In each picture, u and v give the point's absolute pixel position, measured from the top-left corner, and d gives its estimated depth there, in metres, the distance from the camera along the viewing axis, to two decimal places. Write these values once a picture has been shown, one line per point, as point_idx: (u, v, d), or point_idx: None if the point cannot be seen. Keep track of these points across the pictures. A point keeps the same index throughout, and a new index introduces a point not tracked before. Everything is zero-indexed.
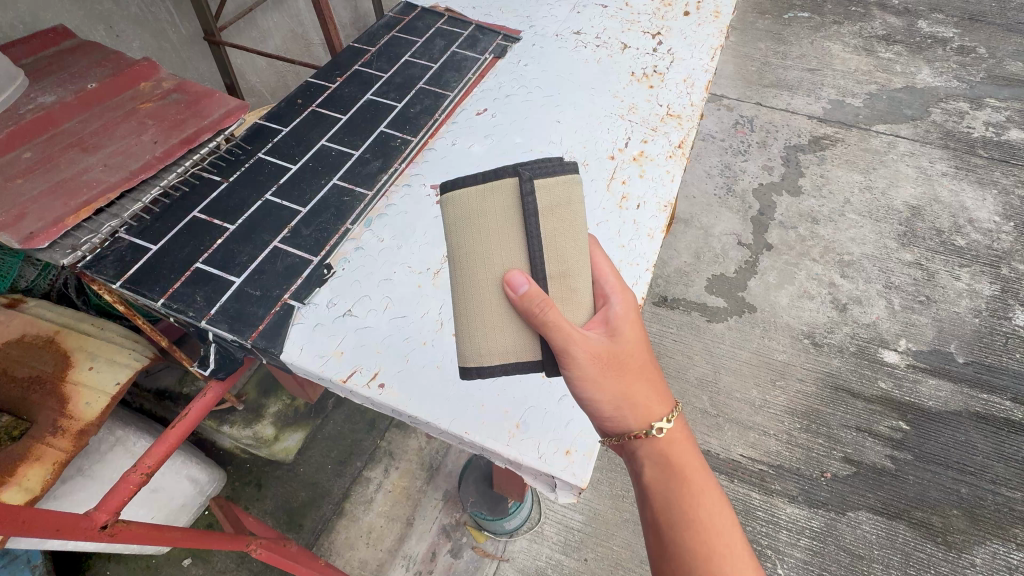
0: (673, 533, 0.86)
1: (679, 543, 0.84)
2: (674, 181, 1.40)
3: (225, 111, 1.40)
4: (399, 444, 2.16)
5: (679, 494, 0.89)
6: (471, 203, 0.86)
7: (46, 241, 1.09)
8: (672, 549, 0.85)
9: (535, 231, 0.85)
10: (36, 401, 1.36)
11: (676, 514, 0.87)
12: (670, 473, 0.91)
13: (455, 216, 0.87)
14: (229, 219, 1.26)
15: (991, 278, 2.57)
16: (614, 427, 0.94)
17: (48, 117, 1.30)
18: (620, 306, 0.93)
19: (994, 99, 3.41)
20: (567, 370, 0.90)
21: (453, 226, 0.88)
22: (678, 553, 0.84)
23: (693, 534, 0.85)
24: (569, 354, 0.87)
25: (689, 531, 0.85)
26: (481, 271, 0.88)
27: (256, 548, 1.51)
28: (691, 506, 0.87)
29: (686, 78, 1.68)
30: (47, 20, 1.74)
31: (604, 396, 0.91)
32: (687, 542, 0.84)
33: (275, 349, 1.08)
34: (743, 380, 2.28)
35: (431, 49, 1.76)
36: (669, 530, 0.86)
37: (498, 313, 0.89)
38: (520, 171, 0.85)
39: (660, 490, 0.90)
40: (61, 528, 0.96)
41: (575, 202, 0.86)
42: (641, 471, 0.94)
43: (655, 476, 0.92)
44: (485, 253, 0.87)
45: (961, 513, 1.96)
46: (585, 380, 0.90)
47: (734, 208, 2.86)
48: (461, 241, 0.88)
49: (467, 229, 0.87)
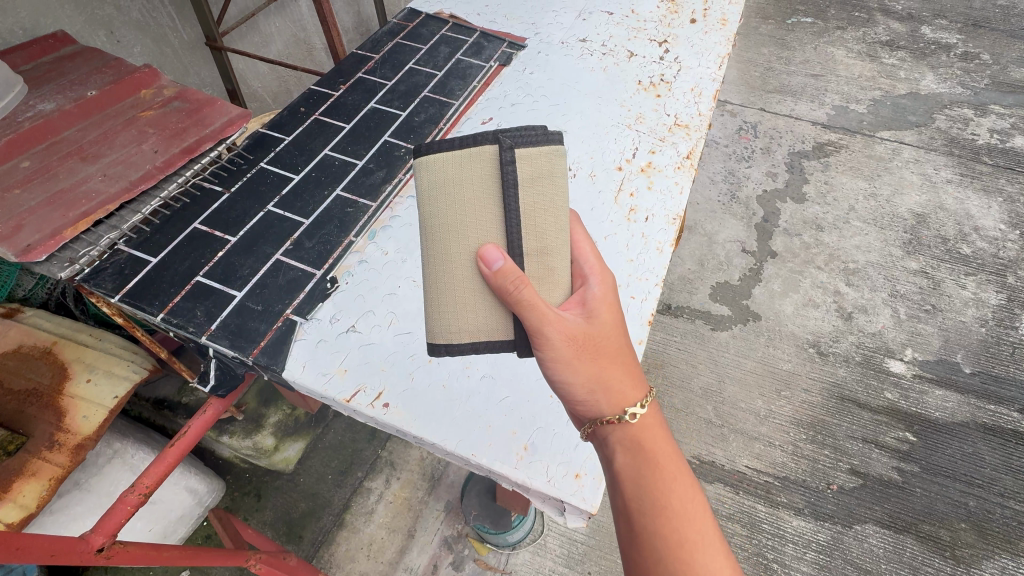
0: (645, 522, 0.79)
1: (653, 533, 0.78)
2: (683, 193, 1.38)
3: (227, 120, 1.37)
4: (400, 454, 2.14)
5: (652, 482, 0.82)
6: (448, 171, 0.81)
7: (44, 254, 1.06)
8: (645, 541, 0.78)
9: (513, 205, 0.81)
10: (33, 414, 1.34)
11: (648, 502, 0.80)
12: (642, 460, 0.84)
13: (428, 184, 0.82)
14: (231, 231, 1.24)
15: (997, 287, 2.55)
16: (587, 411, 0.88)
17: (48, 125, 1.28)
18: (598, 288, 0.90)
19: (998, 106, 3.39)
20: (540, 351, 0.86)
21: (427, 194, 0.83)
22: (650, 544, 0.77)
23: (667, 523, 0.78)
24: (543, 334, 0.84)
25: (663, 521, 0.79)
26: (455, 244, 0.84)
27: (255, 562, 1.48)
28: (664, 494, 0.80)
29: (694, 87, 1.66)
30: (47, 25, 1.71)
31: (578, 380, 0.86)
32: (659, 532, 0.78)
33: (278, 367, 1.06)
34: (747, 390, 2.25)
35: (435, 56, 1.74)
36: (641, 520, 0.79)
37: (469, 290, 0.86)
38: (500, 139, 0.80)
39: (631, 479, 0.83)
40: (57, 553, 0.94)
41: (558, 175, 0.83)
42: (612, 459, 0.86)
43: (626, 462, 0.84)
44: (459, 225, 0.83)
45: (970, 526, 1.93)
46: (559, 362, 0.86)
47: (737, 215, 2.84)
48: (435, 211, 0.83)
49: (442, 199, 0.82)
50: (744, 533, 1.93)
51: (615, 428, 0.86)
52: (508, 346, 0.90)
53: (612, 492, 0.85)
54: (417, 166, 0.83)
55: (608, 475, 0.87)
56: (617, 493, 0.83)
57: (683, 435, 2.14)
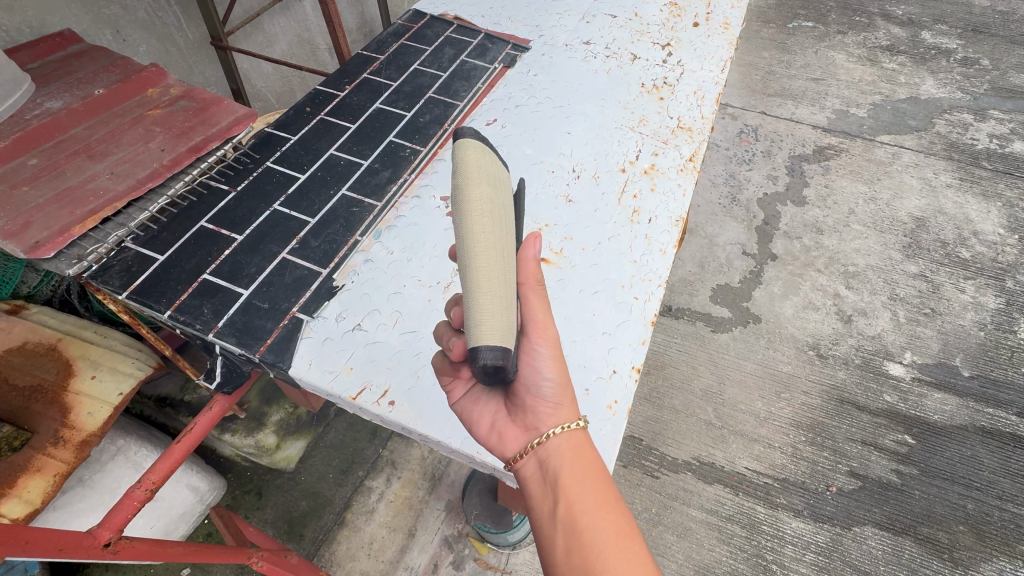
0: (586, 521, 0.74)
1: (595, 530, 0.73)
2: (686, 195, 1.39)
3: (234, 119, 1.38)
4: (402, 453, 2.15)
5: (593, 481, 0.77)
6: (493, 159, 0.70)
7: (53, 250, 1.07)
8: (588, 540, 0.73)
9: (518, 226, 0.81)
10: (37, 410, 1.34)
11: (591, 500, 0.76)
12: (584, 463, 0.78)
13: (488, 165, 0.67)
14: (237, 229, 1.25)
15: (996, 291, 2.56)
16: (547, 418, 0.80)
17: (54, 123, 1.29)
18: None
19: (998, 111, 3.41)
20: (542, 346, 0.78)
21: (489, 173, 0.66)
22: (591, 544, 0.72)
23: (608, 517, 0.75)
24: (547, 325, 0.78)
25: (605, 515, 0.75)
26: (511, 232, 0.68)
27: (256, 560, 1.48)
28: (603, 490, 0.77)
29: (697, 90, 1.67)
30: (53, 24, 1.72)
31: (558, 379, 0.79)
32: (601, 529, 0.74)
33: (283, 364, 1.07)
34: (747, 392, 2.26)
35: (440, 58, 1.75)
36: (581, 519, 0.74)
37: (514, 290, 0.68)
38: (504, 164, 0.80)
39: (574, 481, 0.77)
40: (64, 547, 0.95)
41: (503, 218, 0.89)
42: (556, 467, 0.78)
43: (568, 467, 0.78)
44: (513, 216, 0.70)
45: (968, 529, 1.94)
46: (553, 355, 0.78)
47: (739, 218, 2.86)
48: (500, 192, 0.67)
49: (501, 186, 0.68)
50: (743, 534, 1.94)
51: (560, 438, 0.79)
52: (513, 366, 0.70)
53: (552, 499, 0.77)
54: (468, 141, 0.67)
55: (546, 485, 0.78)
56: (558, 498, 0.76)
57: (682, 435, 2.15)
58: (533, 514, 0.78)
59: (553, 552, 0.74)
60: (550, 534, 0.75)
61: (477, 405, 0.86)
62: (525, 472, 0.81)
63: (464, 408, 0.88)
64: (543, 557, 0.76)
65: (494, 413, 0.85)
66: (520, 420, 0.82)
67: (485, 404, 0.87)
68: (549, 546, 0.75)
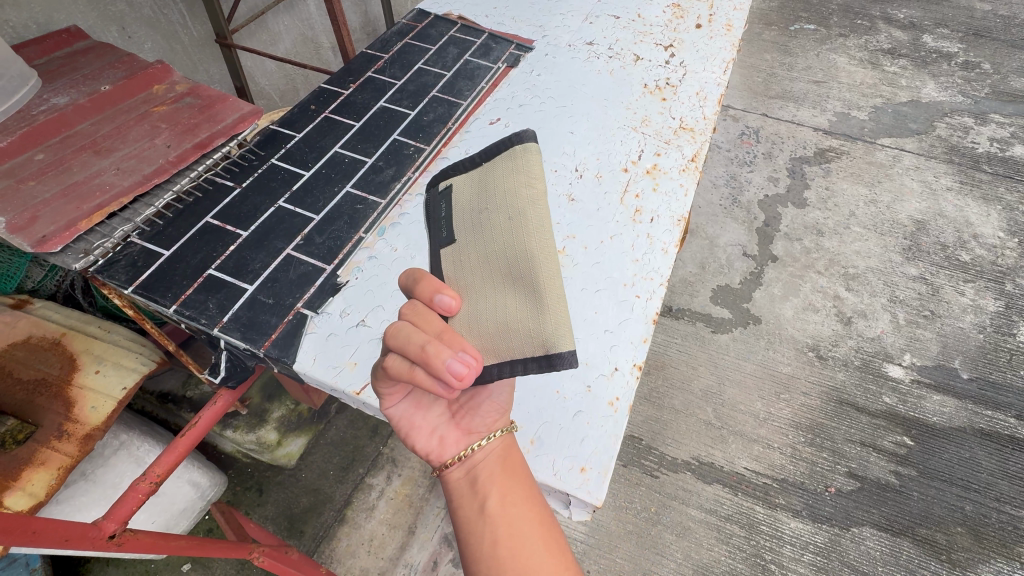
0: (513, 513, 0.82)
1: (520, 521, 0.81)
2: (688, 195, 1.40)
3: (239, 116, 1.39)
4: (402, 451, 2.15)
5: (518, 478, 0.86)
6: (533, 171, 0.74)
7: (60, 245, 1.08)
8: (515, 530, 0.80)
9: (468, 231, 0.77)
10: (42, 404, 1.35)
11: (518, 494, 0.84)
12: (510, 462, 0.87)
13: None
14: (243, 225, 1.26)
15: (996, 294, 2.57)
16: (488, 422, 0.88)
17: (61, 119, 1.30)
18: None
19: (999, 115, 3.42)
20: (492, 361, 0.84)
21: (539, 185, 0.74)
22: (517, 533, 0.80)
23: (532, 510, 0.83)
24: None
25: (528, 509, 0.83)
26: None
27: (257, 555, 1.50)
28: (526, 485, 0.86)
29: (699, 91, 1.68)
30: (60, 21, 1.73)
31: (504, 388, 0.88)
32: (525, 520, 0.82)
33: (288, 359, 1.08)
34: (747, 393, 2.27)
35: (444, 57, 1.76)
36: (509, 513, 0.82)
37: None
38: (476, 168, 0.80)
39: (503, 478, 0.85)
40: (70, 538, 0.96)
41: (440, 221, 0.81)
42: (487, 467, 0.85)
43: (498, 466, 0.85)
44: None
45: (966, 530, 1.95)
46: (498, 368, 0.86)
47: (739, 219, 2.87)
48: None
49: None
50: (742, 534, 1.94)
51: (494, 442, 0.86)
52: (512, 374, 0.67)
53: (481, 497, 0.83)
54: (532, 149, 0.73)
55: (475, 485, 0.83)
56: (487, 495, 0.82)
57: (682, 435, 2.16)
58: (458, 514, 0.83)
59: (479, 547, 0.80)
60: (477, 530, 0.81)
61: (420, 411, 0.85)
62: (454, 476, 0.85)
63: (401, 414, 0.85)
64: (468, 554, 0.80)
65: (435, 418, 0.86)
66: (462, 424, 0.87)
67: (426, 409, 0.86)
68: (475, 542, 0.80)
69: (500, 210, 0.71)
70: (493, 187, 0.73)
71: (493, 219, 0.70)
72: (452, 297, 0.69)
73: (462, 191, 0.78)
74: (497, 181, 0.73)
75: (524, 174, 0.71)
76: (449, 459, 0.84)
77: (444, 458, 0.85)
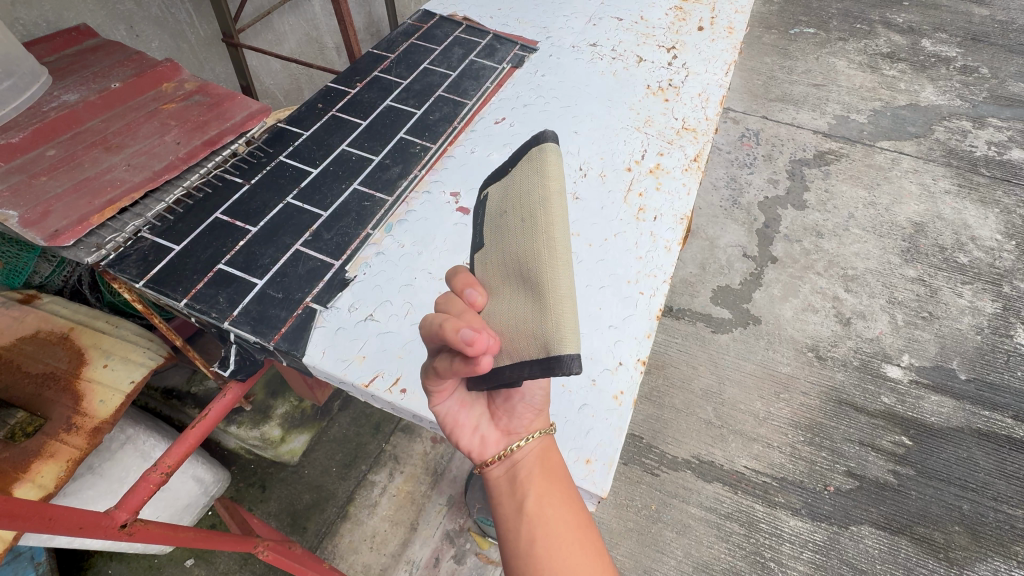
0: (550, 514, 0.83)
1: (557, 524, 0.82)
2: (691, 194, 1.42)
3: (248, 114, 1.41)
4: (405, 448, 2.17)
5: (558, 478, 0.87)
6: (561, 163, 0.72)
7: (72, 239, 1.10)
8: (553, 530, 0.82)
9: None
10: (50, 397, 1.36)
11: (556, 496, 0.85)
12: (549, 462, 0.88)
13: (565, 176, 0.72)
14: (251, 221, 1.27)
15: (994, 295, 2.59)
16: (529, 422, 0.88)
17: (72, 115, 1.31)
18: None
19: (996, 119, 3.45)
20: None
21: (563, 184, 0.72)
22: (554, 535, 0.81)
23: (571, 512, 0.84)
24: None
25: (566, 511, 0.84)
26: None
27: (263, 549, 1.49)
28: (565, 487, 0.87)
29: (701, 92, 1.70)
30: (69, 19, 1.74)
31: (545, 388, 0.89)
32: (564, 521, 0.83)
33: (298, 352, 1.10)
34: (747, 392, 2.28)
35: (449, 57, 1.78)
36: (546, 513, 0.83)
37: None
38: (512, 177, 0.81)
39: (541, 477, 0.86)
40: (85, 526, 0.97)
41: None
42: (525, 465, 0.87)
43: (537, 467, 0.87)
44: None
45: (964, 530, 1.97)
46: None
47: (739, 220, 2.89)
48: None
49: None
50: (742, 532, 1.96)
51: (532, 443, 0.88)
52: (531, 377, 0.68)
53: (519, 495, 0.85)
54: (549, 148, 0.71)
55: (513, 484, 0.86)
56: (525, 494, 0.85)
57: (683, 434, 2.18)
58: (498, 511, 0.86)
59: (516, 544, 0.82)
60: (514, 527, 0.83)
61: (464, 410, 0.87)
62: (495, 473, 0.88)
63: (447, 411, 0.87)
64: (506, 550, 0.82)
65: (477, 416, 0.88)
66: (501, 425, 0.89)
67: (469, 408, 0.88)
68: (512, 539, 0.83)
69: (513, 213, 0.71)
70: (512, 190, 0.73)
71: (508, 224, 0.71)
72: (479, 292, 0.72)
73: (490, 196, 0.79)
74: (516, 186, 0.73)
75: (539, 175, 0.69)
76: (489, 458, 0.87)
77: (485, 456, 0.87)
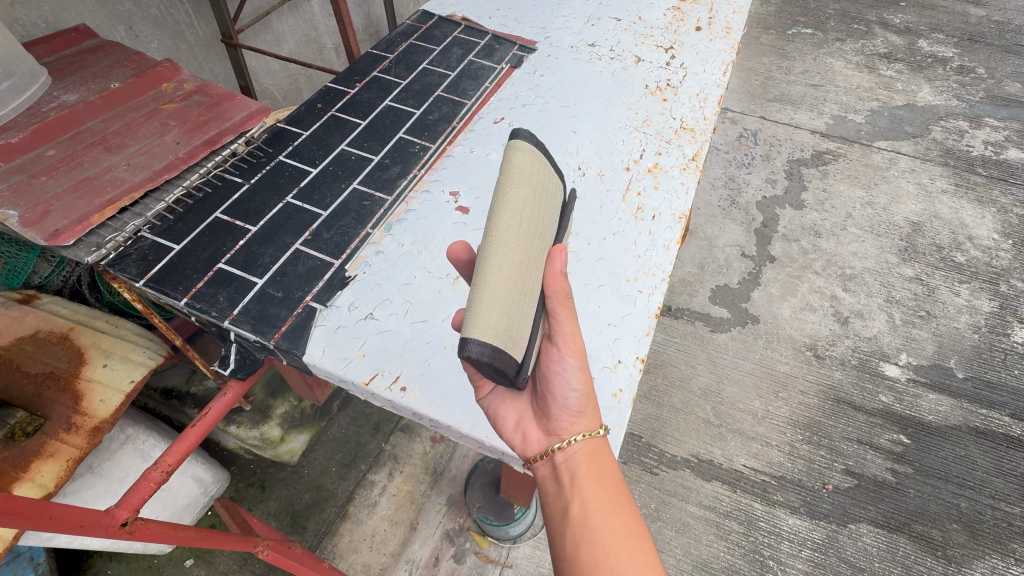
0: (597, 520, 0.83)
1: (605, 531, 0.82)
2: (688, 194, 1.43)
3: (248, 114, 1.42)
4: (404, 448, 2.17)
5: (608, 484, 0.87)
6: (530, 161, 0.75)
7: (72, 238, 1.10)
8: (600, 534, 0.82)
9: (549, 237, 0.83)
10: (50, 397, 1.36)
11: (604, 503, 0.85)
12: (600, 465, 0.88)
13: (534, 172, 0.75)
14: (251, 221, 1.28)
15: (990, 294, 2.61)
16: (573, 425, 0.89)
17: (72, 115, 1.31)
18: None
19: (993, 118, 3.46)
20: (571, 359, 0.86)
21: (536, 182, 0.75)
22: (602, 540, 0.82)
23: (619, 520, 0.84)
24: (575, 340, 0.85)
25: (615, 519, 0.84)
26: (537, 240, 0.75)
27: (262, 548, 1.49)
28: (616, 492, 0.87)
29: (699, 92, 1.71)
30: (68, 19, 1.75)
31: (589, 390, 0.88)
32: (612, 527, 0.83)
33: (298, 351, 1.10)
34: (745, 391, 2.29)
35: (448, 57, 1.78)
36: (593, 519, 0.84)
37: (524, 294, 0.72)
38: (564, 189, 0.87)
39: (591, 480, 0.87)
40: (86, 525, 0.97)
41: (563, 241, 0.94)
42: (573, 466, 0.88)
43: (585, 472, 0.87)
44: (545, 224, 0.77)
45: (961, 528, 1.98)
46: (580, 368, 0.86)
47: (738, 220, 2.90)
48: (536, 196, 0.75)
49: (543, 195, 0.76)
50: (741, 530, 1.96)
51: (577, 445, 0.89)
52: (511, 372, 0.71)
53: (565, 498, 0.86)
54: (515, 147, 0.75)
55: (561, 487, 0.87)
56: (571, 498, 0.86)
57: (682, 433, 2.18)
58: (547, 511, 0.88)
59: (563, 546, 0.84)
60: (562, 529, 0.85)
61: (503, 403, 0.96)
62: (544, 472, 0.91)
63: (491, 403, 0.97)
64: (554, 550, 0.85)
65: (520, 413, 0.96)
66: (544, 426, 0.93)
67: (512, 403, 0.97)
68: (559, 541, 0.85)
69: None
70: None
71: None
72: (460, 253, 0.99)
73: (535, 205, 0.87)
74: None
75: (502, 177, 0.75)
76: (533, 455, 0.93)
77: (529, 453, 0.93)
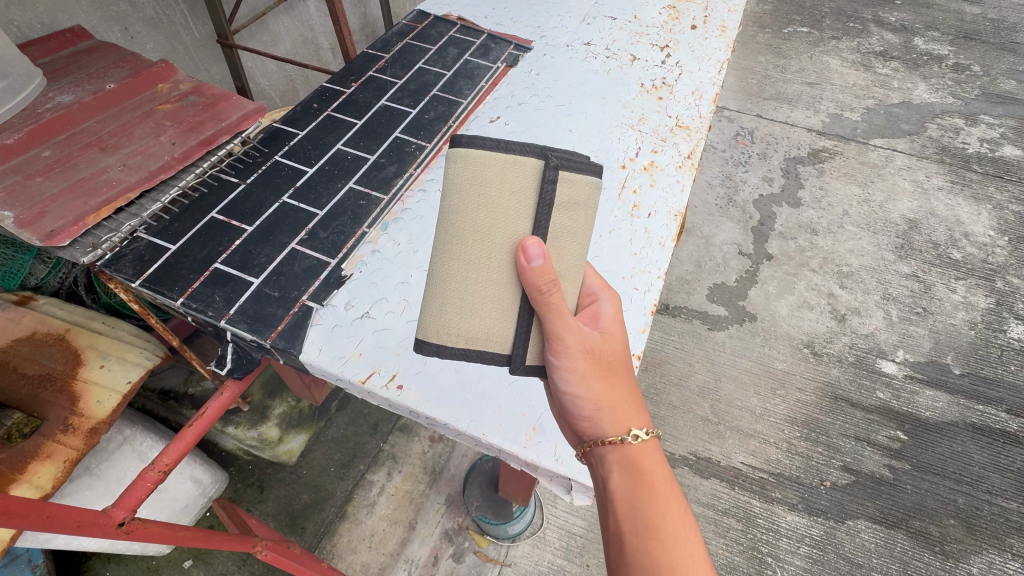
0: (637, 537, 0.78)
1: (644, 550, 0.77)
2: (684, 191, 1.43)
3: (243, 114, 1.42)
4: (403, 448, 2.17)
5: (656, 500, 0.81)
6: (464, 169, 0.81)
7: (68, 239, 1.10)
8: (631, 560, 0.77)
9: (545, 222, 0.82)
10: (47, 398, 1.36)
11: (649, 519, 0.79)
12: (638, 481, 0.84)
13: (470, 178, 0.81)
14: (248, 220, 1.28)
15: (986, 291, 2.61)
16: (588, 429, 0.90)
17: (67, 116, 1.31)
18: (609, 306, 0.94)
19: (989, 116, 3.47)
20: (558, 360, 0.88)
21: (473, 188, 0.81)
22: (643, 561, 0.76)
23: (666, 541, 0.77)
24: (562, 341, 0.86)
25: (660, 540, 0.78)
26: (485, 242, 0.83)
27: (262, 549, 1.49)
28: (666, 510, 0.80)
29: (695, 90, 1.71)
30: (64, 20, 1.75)
31: (590, 395, 0.88)
32: (655, 549, 0.77)
33: (294, 350, 1.10)
34: (743, 388, 2.30)
35: (444, 57, 1.78)
36: (634, 535, 0.79)
37: (486, 292, 0.85)
38: (548, 155, 0.81)
39: (626, 498, 0.82)
40: (83, 525, 0.97)
41: (590, 206, 0.85)
42: (606, 478, 0.86)
43: (624, 483, 0.84)
44: (496, 223, 0.82)
45: (959, 523, 1.98)
46: (573, 370, 0.88)
47: (735, 218, 2.90)
48: (475, 202, 0.82)
49: (486, 196, 0.81)
50: (739, 527, 1.97)
51: (605, 451, 0.87)
52: (502, 360, 0.90)
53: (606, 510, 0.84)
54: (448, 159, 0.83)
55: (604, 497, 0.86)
56: (611, 510, 0.83)
57: (679, 431, 2.19)
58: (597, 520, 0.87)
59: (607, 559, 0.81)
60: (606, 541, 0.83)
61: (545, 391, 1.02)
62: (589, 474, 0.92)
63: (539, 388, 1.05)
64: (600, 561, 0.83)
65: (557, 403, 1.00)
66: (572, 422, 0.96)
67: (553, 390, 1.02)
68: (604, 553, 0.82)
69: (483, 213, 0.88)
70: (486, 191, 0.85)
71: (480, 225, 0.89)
72: None
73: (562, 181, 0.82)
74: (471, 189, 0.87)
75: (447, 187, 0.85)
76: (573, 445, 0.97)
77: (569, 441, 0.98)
